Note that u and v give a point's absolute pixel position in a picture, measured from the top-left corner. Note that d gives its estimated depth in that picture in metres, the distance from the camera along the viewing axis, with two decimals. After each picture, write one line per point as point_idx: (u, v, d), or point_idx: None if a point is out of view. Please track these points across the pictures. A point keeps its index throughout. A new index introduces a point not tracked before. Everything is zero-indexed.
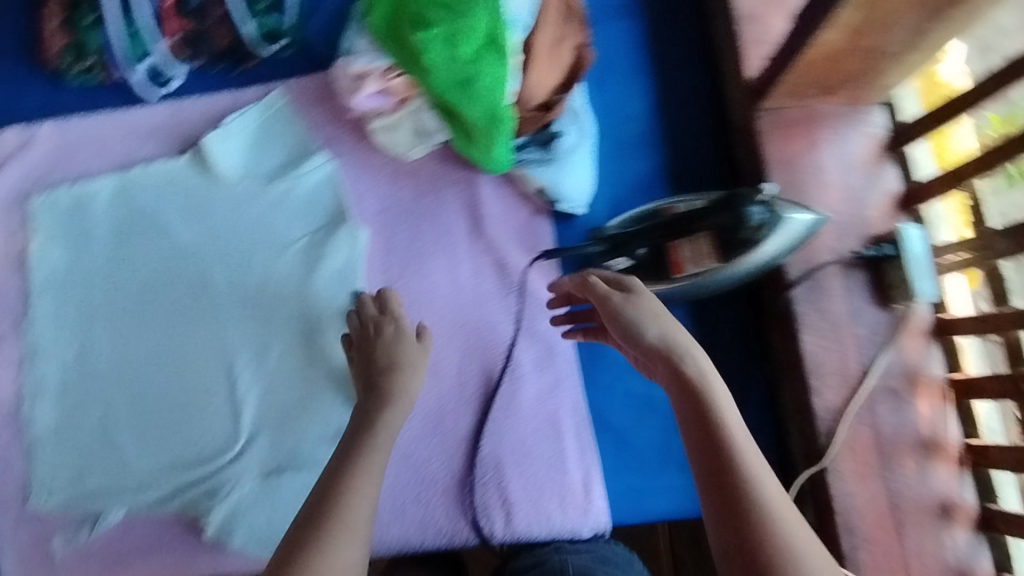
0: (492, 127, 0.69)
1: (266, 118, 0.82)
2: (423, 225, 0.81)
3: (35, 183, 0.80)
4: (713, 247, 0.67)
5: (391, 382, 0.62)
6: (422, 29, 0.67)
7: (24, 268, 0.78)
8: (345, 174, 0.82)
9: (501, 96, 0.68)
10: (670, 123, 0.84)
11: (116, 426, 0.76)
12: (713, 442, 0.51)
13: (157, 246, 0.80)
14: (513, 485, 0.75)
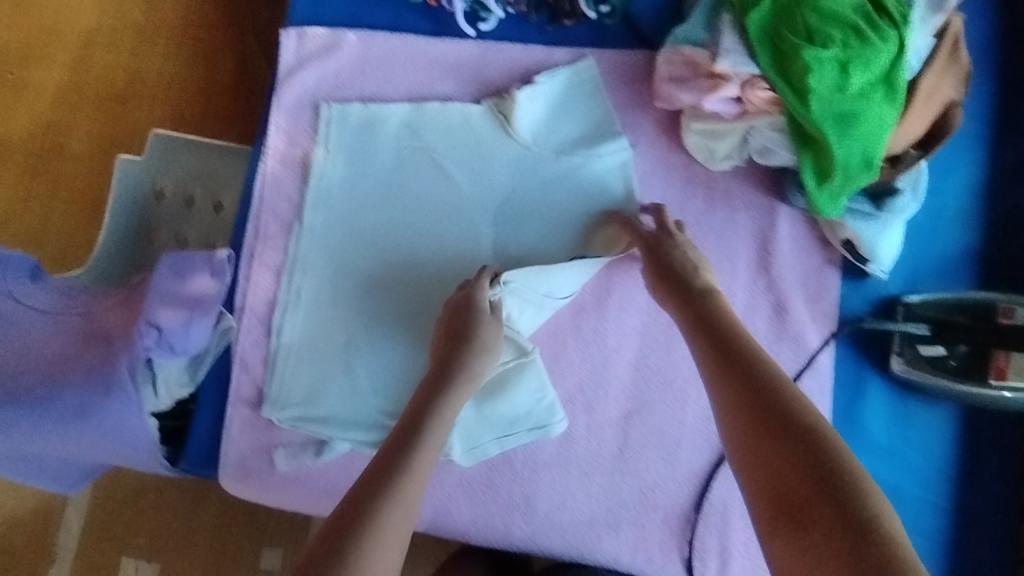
0: (855, 169, 0.63)
1: (570, 86, 0.77)
2: (706, 241, 0.75)
3: (329, 92, 0.78)
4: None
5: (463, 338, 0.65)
6: (819, 49, 0.61)
7: (306, 175, 0.77)
8: (637, 165, 0.77)
9: (878, 142, 0.62)
10: (998, 205, 0.76)
11: (352, 357, 0.75)
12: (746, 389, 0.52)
13: (420, 188, 0.76)
14: (736, 535, 0.71)
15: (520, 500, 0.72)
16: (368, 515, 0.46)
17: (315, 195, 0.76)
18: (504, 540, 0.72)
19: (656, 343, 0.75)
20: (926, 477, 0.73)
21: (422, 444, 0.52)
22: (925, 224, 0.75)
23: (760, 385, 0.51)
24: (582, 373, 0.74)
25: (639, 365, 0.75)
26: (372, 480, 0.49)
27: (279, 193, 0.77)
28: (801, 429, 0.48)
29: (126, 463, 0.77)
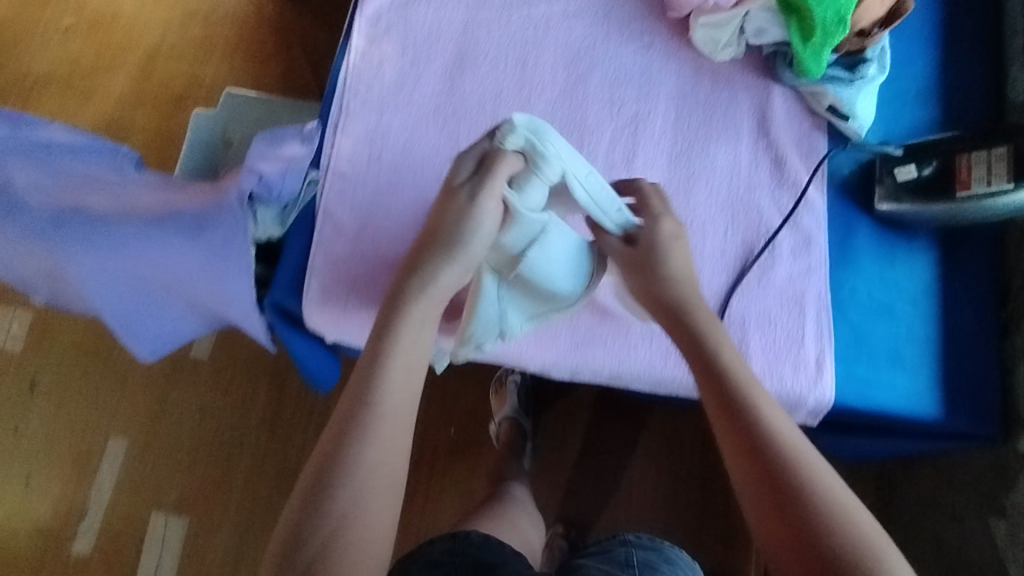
0: (831, 28, 0.82)
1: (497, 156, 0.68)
2: (713, 114, 0.92)
3: (402, 5, 0.96)
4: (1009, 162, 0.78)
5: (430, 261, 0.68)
6: None
7: (382, 67, 0.94)
8: (655, 59, 0.95)
9: (850, 5, 0.81)
10: (950, 83, 0.93)
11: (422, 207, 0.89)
12: (756, 442, 0.62)
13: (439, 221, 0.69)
14: (753, 341, 0.82)
15: (566, 314, 0.85)
16: (338, 470, 0.60)
17: (390, 82, 0.93)
18: (553, 349, 0.85)
19: (677, 191, 0.89)
20: (914, 295, 0.85)
21: (373, 401, 0.63)
22: (892, 92, 0.92)
23: (728, 400, 0.65)
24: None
25: None
26: (342, 426, 0.62)
27: (360, 79, 0.93)
28: (763, 441, 0.62)
29: (214, 302, 0.88)
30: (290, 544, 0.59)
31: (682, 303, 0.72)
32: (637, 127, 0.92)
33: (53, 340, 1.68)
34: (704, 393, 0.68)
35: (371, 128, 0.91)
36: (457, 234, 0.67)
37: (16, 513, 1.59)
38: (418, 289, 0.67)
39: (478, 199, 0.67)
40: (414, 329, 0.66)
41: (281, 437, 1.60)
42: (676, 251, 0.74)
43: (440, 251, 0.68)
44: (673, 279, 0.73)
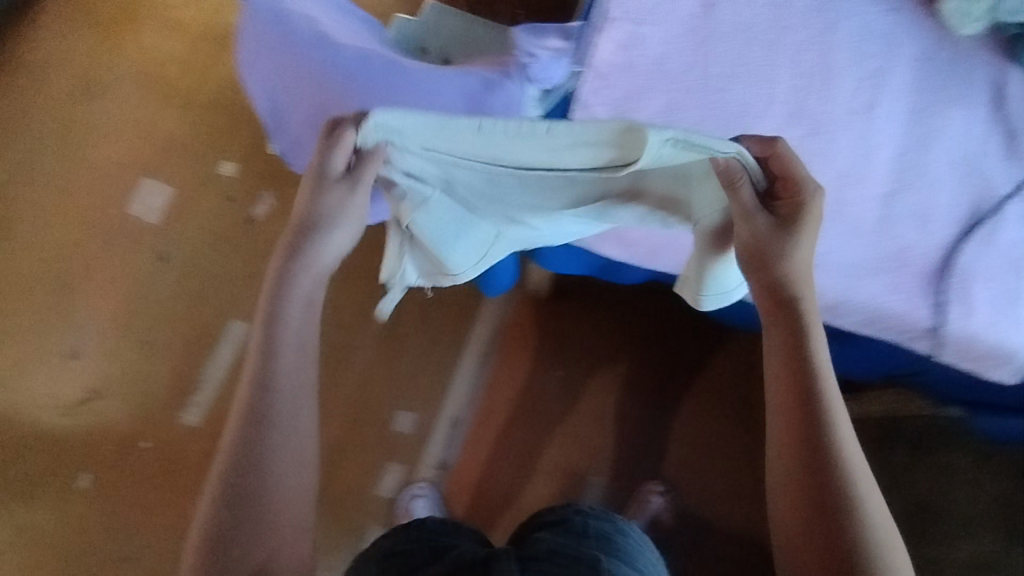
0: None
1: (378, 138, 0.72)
2: (950, 82, 0.96)
3: None
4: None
5: (302, 242, 0.79)
6: None
7: None
8: (901, 22, 0.99)
9: None
10: None
11: (671, 119, 0.94)
12: (818, 459, 0.73)
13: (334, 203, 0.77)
14: (977, 292, 0.89)
15: None
16: (247, 461, 0.75)
17: None
18: None
19: (913, 146, 0.93)
20: None
21: (274, 374, 0.77)
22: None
23: (812, 416, 0.74)
24: (855, 156, 0.92)
25: (899, 161, 0.92)
26: (237, 433, 0.75)
27: None
28: (827, 458, 0.73)
29: None
30: (209, 541, 0.73)
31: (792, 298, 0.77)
32: (879, 81, 0.96)
33: (192, 218, 1.74)
34: (781, 399, 0.77)
35: (630, 36, 0.95)
36: (324, 208, 0.77)
37: (132, 372, 1.64)
38: (308, 261, 0.79)
39: (337, 187, 0.76)
40: (301, 300, 0.80)
41: (400, 346, 1.64)
42: (804, 234, 0.76)
43: (318, 232, 0.78)
44: (789, 275, 0.76)
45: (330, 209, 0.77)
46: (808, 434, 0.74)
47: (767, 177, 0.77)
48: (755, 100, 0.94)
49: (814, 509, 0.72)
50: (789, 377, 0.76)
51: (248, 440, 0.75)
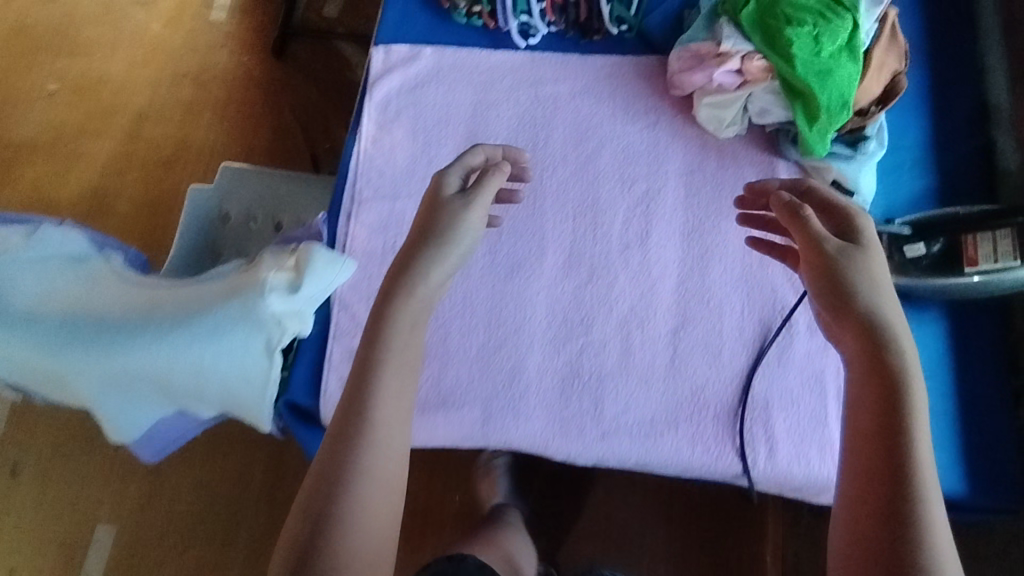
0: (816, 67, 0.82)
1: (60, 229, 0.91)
2: (721, 192, 0.94)
3: (411, 89, 0.97)
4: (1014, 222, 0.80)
5: (420, 244, 0.68)
6: (797, 26, 0.83)
7: (382, 142, 0.94)
8: (662, 137, 0.96)
9: (850, 88, 0.83)
10: (943, 152, 0.96)
11: (463, 304, 0.87)
12: (896, 513, 0.52)
13: (442, 200, 0.70)
14: (779, 425, 0.82)
15: (590, 404, 0.83)
16: (332, 494, 0.56)
17: (401, 169, 0.93)
18: (580, 442, 0.82)
19: (697, 287, 0.89)
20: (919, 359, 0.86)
21: (374, 396, 0.60)
22: (898, 122, 0.96)
23: (886, 406, 0.57)
24: (672, 298, 0.88)
25: (686, 305, 0.88)
26: (335, 457, 0.58)
27: (371, 165, 0.92)
28: (899, 499, 0.53)
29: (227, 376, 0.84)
30: None
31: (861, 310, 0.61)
32: (649, 206, 0.93)
33: None
34: (866, 386, 0.59)
35: (384, 220, 0.90)
36: (442, 220, 0.68)
37: None
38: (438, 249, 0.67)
39: (462, 209, 0.69)
40: (404, 330, 0.63)
41: None
42: (874, 258, 0.64)
43: (431, 242, 0.67)
44: (874, 306, 0.61)
45: (447, 211, 0.69)
46: (886, 431, 0.56)
47: (834, 215, 0.69)
48: (525, 254, 0.89)
49: (881, 487, 0.54)
50: (876, 386, 0.58)
51: (345, 459, 0.57)
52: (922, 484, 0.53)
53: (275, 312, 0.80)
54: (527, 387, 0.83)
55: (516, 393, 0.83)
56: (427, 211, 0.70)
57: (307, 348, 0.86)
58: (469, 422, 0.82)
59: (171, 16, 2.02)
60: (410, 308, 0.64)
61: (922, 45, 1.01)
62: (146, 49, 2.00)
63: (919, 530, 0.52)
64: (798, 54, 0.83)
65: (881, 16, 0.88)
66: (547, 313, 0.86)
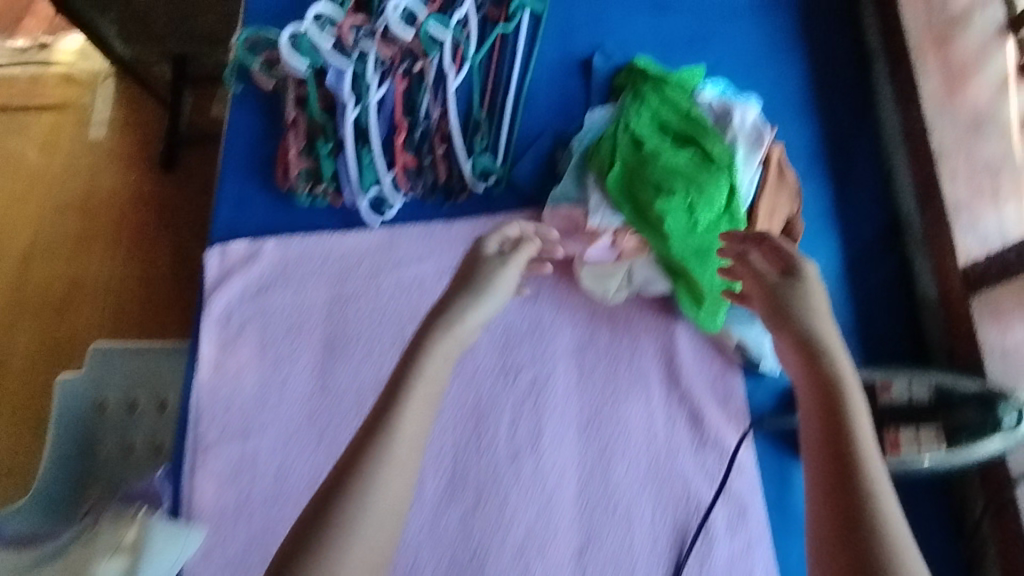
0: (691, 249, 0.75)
1: None
2: (618, 369, 0.83)
3: (254, 295, 0.85)
4: (930, 393, 0.72)
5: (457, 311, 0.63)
6: (667, 198, 0.74)
7: (225, 366, 0.81)
8: (544, 310, 0.85)
9: None
10: (858, 284, 0.86)
11: None
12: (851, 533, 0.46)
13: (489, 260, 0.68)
14: None
15: None
16: (334, 519, 0.49)
17: (250, 395, 0.81)
18: None
19: (600, 492, 0.78)
20: None
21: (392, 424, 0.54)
22: (806, 258, 0.86)
23: (832, 414, 0.52)
24: (573, 512, 0.77)
25: (589, 517, 0.77)
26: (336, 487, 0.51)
27: (215, 397, 0.80)
28: (856, 516, 0.47)
29: None
30: None
31: (810, 337, 0.56)
32: (538, 399, 0.82)
33: None
34: (806, 402, 0.54)
35: (235, 466, 0.78)
36: (479, 276, 0.66)
37: None
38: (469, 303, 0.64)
39: (502, 267, 0.67)
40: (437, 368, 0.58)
41: None
42: (816, 292, 0.59)
43: (467, 302, 0.64)
44: (811, 329, 0.56)
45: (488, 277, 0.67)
46: (836, 439, 0.50)
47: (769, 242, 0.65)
48: None
49: (834, 497, 0.48)
50: (816, 399, 0.53)
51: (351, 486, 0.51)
52: (876, 498, 0.47)
53: None
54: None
55: None
56: (469, 269, 0.68)
57: None
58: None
59: (46, 138, 1.87)
60: (445, 363, 0.59)
61: (823, 156, 0.92)
62: (23, 180, 1.84)
63: (880, 536, 0.45)
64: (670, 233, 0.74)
65: (764, 158, 0.79)
66: (433, 555, 0.76)
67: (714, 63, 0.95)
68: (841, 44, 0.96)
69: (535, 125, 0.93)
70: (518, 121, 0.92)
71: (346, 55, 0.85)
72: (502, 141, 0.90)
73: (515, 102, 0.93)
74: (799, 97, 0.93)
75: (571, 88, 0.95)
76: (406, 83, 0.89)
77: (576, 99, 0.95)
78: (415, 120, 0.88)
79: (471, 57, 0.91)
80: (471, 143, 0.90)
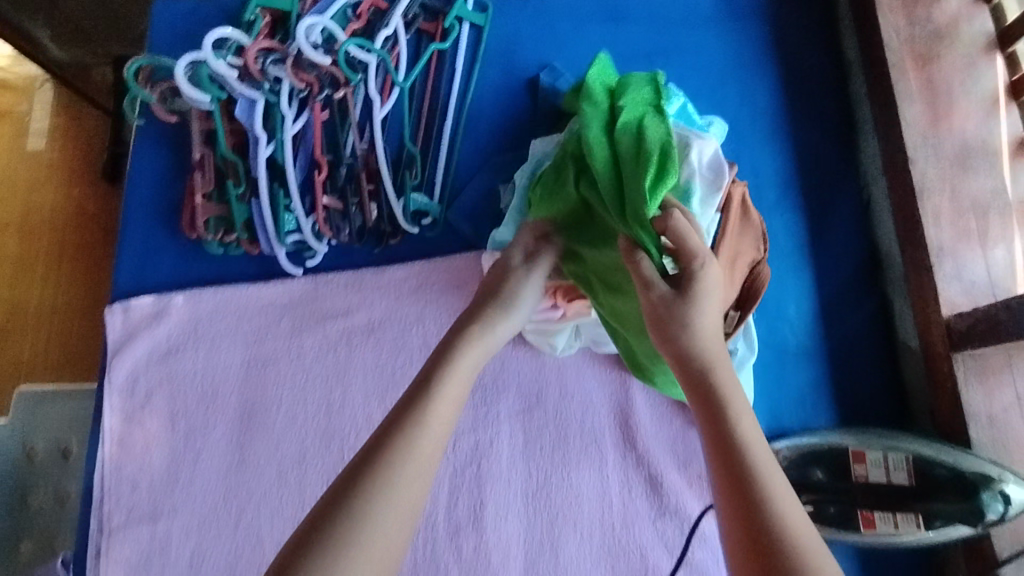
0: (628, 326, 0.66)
1: None
2: (568, 429, 0.75)
3: (162, 358, 0.76)
4: (910, 468, 0.66)
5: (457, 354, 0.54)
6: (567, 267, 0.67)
7: (131, 440, 0.73)
8: (487, 366, 0.77)
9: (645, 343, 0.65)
10: (830, 326, 0.79)
11: None
12: None
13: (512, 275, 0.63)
14: None
15: None
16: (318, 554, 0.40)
17: (160, 471, 0.73)
18: None
19: (548, 568, 0.72)
20: None
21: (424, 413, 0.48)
22: (776, 298, 0.79)
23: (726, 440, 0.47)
24: None
25: None
26: (346, 483, 0.44)
27: (120, 475, 0.73)
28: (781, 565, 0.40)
29: None
30: None
31: (703, 366, 0.52)
32: (480, 466, 0.75)
33: None
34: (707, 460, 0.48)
35: (144, 552, 0.71)
36: (503, 291, 0.61)
37: None
38: (489, 320, 0.58)
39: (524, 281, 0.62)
40: (438, 425, 0.48)
41: None
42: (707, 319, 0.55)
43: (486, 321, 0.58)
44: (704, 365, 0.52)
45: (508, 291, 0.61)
46: (745, 488, 0.45)
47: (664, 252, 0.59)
48: None
49: (755, 546, 0.42)
50: (715, 443, 0.48)
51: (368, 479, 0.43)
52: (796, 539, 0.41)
53: None
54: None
55: None
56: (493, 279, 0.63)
57: None
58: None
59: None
60: (444, 428, 0.48)
61: (793, 182, 0.84)
62: None
63: None
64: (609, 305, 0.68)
65: (724, 200, 0.70)
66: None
67: (673, 83, 0.86)
68: (812, 58, 0.88)
69: (476, 156, 0.85)
70: (456, 151, 0.84)
71: (257, 86, 0.75)
72: (438, 175, 0.82)
73: (454, 130, 0.84)
74: (768, 119, 0.85)
75: (516, 114, 0.86)
76: (326, 114, 0.79)
77: (522, 124, 0.86)
78: (339, 156, 0.80)
79: (401, 81, 0.81)
80: (403, 179, 0.81)
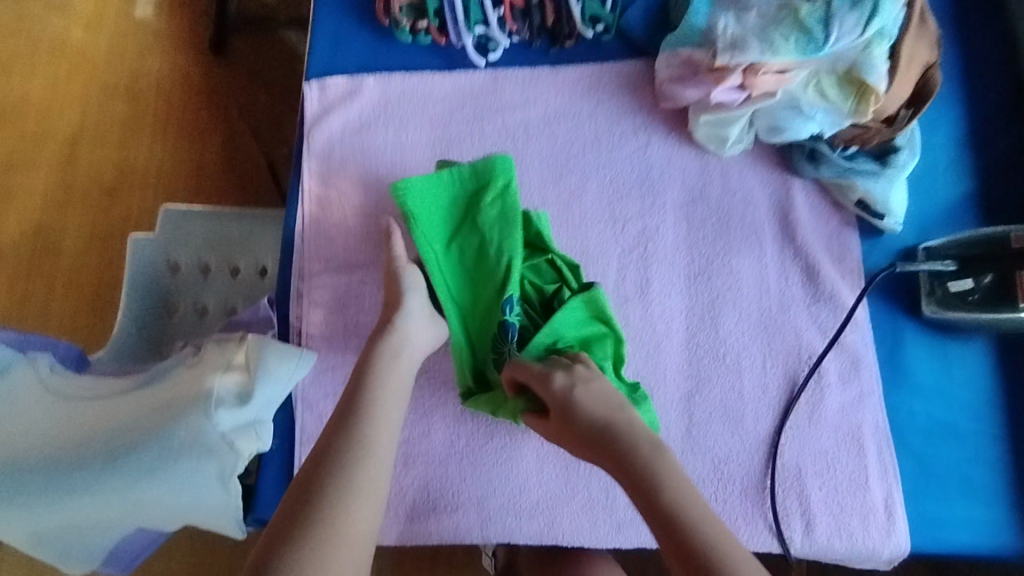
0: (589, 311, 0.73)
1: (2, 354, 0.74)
2: (730, 221, 0.80)
3: (356, 132, 0.82)
4: None
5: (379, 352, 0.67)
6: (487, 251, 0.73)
7: (330, 202, 0.80)
8: (654, 161, 0.82)
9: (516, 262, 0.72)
10: (980, 148, 0.83)
11: (447, 385, 0.76)
12: None
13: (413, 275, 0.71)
14: (814, 494, 0.73)
15: (600, 492, 0.73)
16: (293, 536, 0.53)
17: (355, 231, 0.79)
18: (591, 538, 0.72)
19: (708, 339, 0.77)
20: (972, 406, 0.76)
21: (367, 417, 0.61)
22: (931, 120, 0.83)
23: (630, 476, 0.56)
24: (681, 359, 0.77)
25: (697, 363, 0.77)
26: (324, 450, 0.59)
27: (320, 231, 0.79)
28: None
29: (200, 506, 0.70)
30: None
31: (628, 438, 0.58)
32: (646, 250, 0.80)
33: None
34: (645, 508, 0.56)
35: (342, 299, 0.78)
36: (386, 345, 0.67)
37: None
38: (388, 348, 0.67)
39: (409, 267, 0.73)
40: (375, 431, 0.61)
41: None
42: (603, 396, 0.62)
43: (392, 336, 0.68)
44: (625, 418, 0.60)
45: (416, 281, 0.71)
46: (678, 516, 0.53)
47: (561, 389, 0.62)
48: None
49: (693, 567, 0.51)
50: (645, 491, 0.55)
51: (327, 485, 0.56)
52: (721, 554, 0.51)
53: (226, 433, 0.69)
54: (527, 479, 0.73)
55: (510, 479, 0.73)
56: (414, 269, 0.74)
57: (271, 457, 0.75)
58: (464, 528, 0.72)
59: (80, 14, 1.56)
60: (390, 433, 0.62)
61: (948, 18, 0.87)
62: None
63: None
64: (559, 348, 0.70)
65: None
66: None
67: None
68: None
69: None
70: None
71: None
72: None
73: None
74: None
75: None
76: None
77: None
78: None
79: None
80: None
